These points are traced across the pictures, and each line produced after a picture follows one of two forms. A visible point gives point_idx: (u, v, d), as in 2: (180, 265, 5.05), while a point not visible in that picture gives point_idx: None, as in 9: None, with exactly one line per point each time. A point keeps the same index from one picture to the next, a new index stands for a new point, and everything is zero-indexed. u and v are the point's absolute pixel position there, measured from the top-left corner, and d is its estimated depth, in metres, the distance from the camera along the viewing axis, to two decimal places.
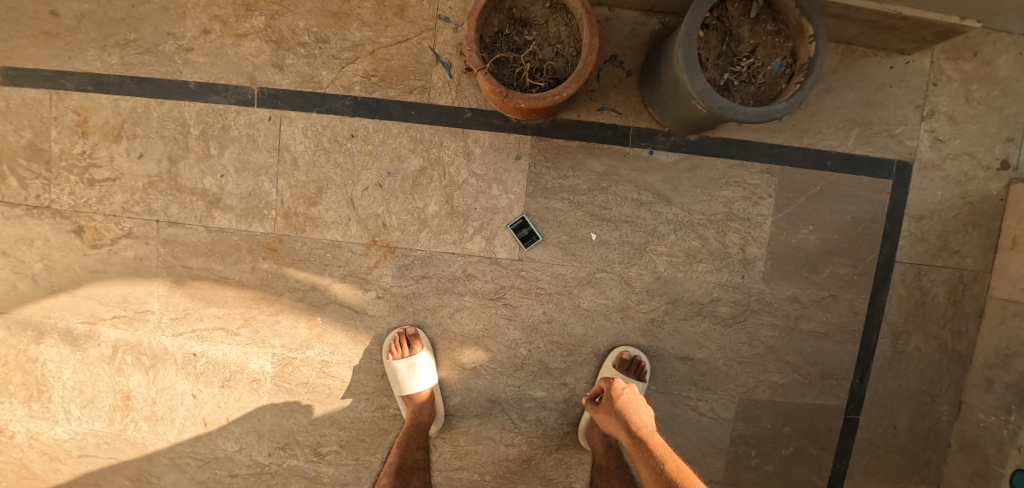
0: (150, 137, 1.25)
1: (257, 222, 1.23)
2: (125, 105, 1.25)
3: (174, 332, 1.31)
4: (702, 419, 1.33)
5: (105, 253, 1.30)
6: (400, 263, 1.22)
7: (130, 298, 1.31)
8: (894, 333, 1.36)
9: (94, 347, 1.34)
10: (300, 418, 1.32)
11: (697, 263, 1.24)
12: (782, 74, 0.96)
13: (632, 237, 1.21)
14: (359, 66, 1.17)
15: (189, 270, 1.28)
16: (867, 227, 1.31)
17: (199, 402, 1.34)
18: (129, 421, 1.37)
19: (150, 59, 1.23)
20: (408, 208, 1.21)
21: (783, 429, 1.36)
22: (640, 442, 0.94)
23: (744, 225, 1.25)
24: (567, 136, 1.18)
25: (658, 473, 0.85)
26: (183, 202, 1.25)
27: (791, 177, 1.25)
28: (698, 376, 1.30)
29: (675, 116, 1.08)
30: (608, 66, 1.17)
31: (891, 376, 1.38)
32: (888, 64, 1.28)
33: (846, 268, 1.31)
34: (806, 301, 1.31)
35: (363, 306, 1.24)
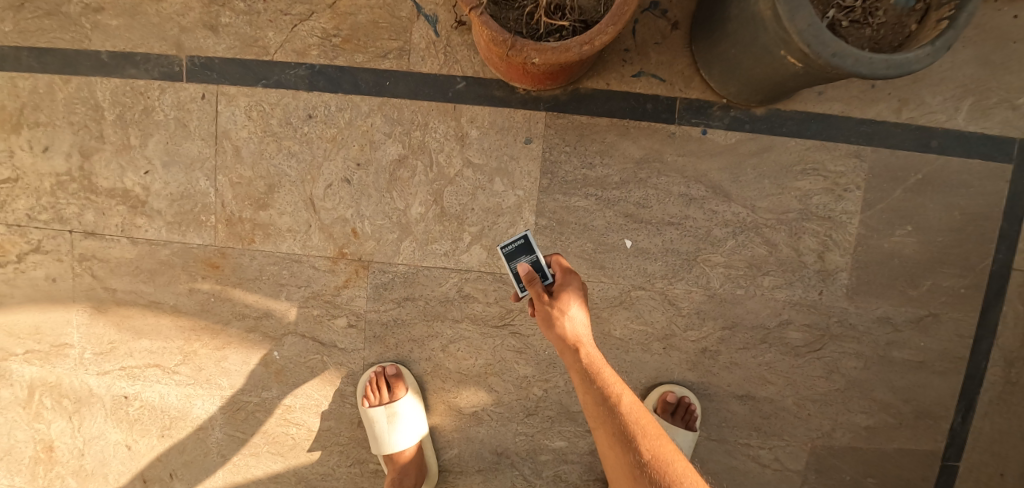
0: (58, 126, 0.98)
1: (194, 231, 0.96)
2: (23, 84, 0.97)
3: (101, 369, 1.05)
4: (766, 472, 1.05)
5: (11, 274, 1.04)
6: (377, 282, 0.95)
7: (47, 327, 1.05)
8: (1009, 361, 1.07)
9: (6, 389, 1.09)
10: (257, 476, 1.05)
11: (763, 275, 0.95)
12: (909, 12, 0.67)
13: (681, 243, 0.93)
14: (314, 23, 0.88)
15: (114, 293, 1.01)
16: (978, 225, 1.01)
17: (137, 454, 1.08)
18: (56, 476, 1.12)
19: (50, 24, 0.95)
20: (384, 210, 0.93)
21: (865, 479, 1.09)
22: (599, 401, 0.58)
23: (823, 225, 0.96)
24: (594, 113, 0.90)
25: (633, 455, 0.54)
26: (100, 207, 0.98)
27: (887, 161, 0.96)
28: (762, 418, 1.02)
29: (745, 77, 0.78)
30: (648, 16, 0.87)
31: (1003, 413, 1.09)
32: (1018, 10, 0.96)
33: (951, 279, 1.02)
34: (902, 322, 1.01)
35: (330, 337, 0.97)
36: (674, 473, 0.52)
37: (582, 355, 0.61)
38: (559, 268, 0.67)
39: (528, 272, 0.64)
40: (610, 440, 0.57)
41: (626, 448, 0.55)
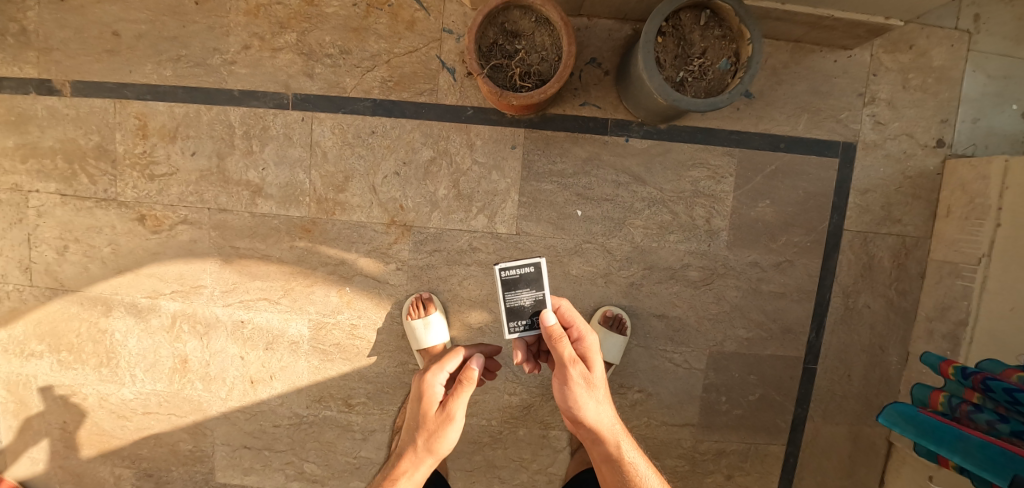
0: (200, 138, 1.46)
1: (295, 207, 1.46)
2: (179, 111, 1.46)
3: (223, 303, 1.52)
4: (678, 369, 1.54)
5: (165, 237, 1.51)
6: (416, 239, 1.47)
7: (186, 274, 1.52)
8: (846, 293, 1.55)
9: (155, 318, 1.55)
10: (333, 375, 1.54)
11: (669, 233, 1.46)
12: (728, 71, 1.16)
13: (612, 212, 1.44)
14: (378, 74, 1.41)
15: (236, 250, 1.49)
16: (818, 200, 1.49)
17: (246, 363, 1.55)
18: (186, 381, 1.58)
19: (199, 71, 1.44)
20: (421, 192, 1.45)
21: (750, 377, 1.56)
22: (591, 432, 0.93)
23: (709, 200, 1.45)
24: (556, 128, 1.41)
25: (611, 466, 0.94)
26: (230, 192, 1.47)
27: (750, 157, 1.45)
28: (673, 331, 1.51)
29: (644, 107, 1.29)
30: (588, 67, 1.38)
31: (846, 331, 1.57)
32: (834, 57, 1.46)
33: (802, 237, 1.50)
34: (767, 265, 1.50)
35: (385, 276, 1.48)
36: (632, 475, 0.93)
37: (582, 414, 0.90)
38: (585, 338, 0.92)
39: (569, 355, 0.87)
40: (604, 457, 0.94)
41: (607, 459, 0.94)
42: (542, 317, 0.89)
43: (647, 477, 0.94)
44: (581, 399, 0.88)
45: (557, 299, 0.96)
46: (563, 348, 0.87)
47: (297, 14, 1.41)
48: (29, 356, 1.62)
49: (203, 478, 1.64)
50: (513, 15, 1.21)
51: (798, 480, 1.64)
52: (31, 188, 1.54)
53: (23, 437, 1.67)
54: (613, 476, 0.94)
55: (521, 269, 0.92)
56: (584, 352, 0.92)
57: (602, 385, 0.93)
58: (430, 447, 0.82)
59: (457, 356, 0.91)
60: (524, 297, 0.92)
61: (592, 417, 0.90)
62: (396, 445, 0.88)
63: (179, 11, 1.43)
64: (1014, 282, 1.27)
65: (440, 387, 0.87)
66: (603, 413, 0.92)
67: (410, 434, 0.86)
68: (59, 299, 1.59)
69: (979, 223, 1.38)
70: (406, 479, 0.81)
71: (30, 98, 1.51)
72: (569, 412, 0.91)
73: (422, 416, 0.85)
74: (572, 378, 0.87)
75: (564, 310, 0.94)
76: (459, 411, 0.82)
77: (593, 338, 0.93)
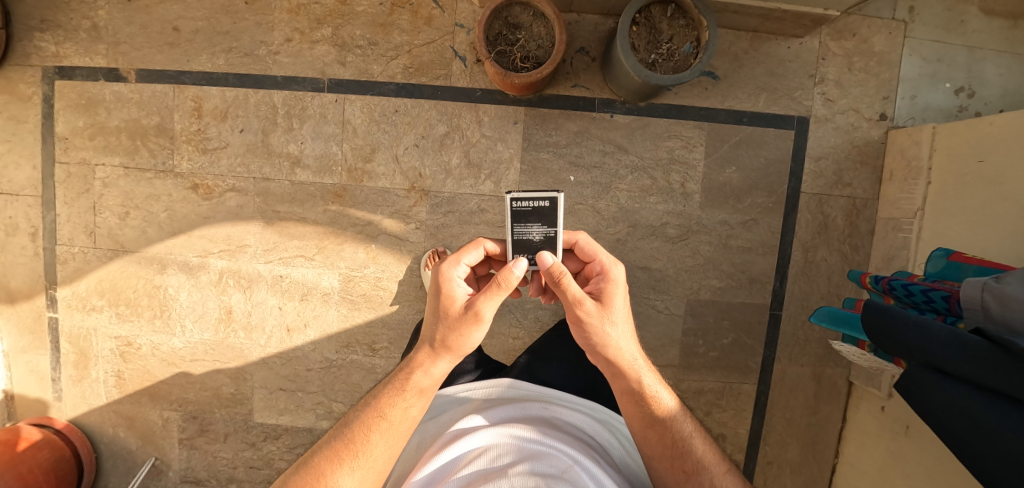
0: (248, 117, 1.71)
1: (328, 175, 1.71)
2: (229, 94, 1.71)
3: (265, 260, 1.76)
4: (660, 315, 1.78)
5: (215, 203, 1.76)
6: (433, 203, 1.71)
7: (233, 236, 1.76)
8: (805, 248, 1.78)
9: (205, 275, 1.79)
10: (360, 322, 1.78)
11: (649, 196, 1.71)
12: (691, 54, 1.42)
13: (600, 178, 1.70)
14: (400, 62, 1.67)
15: (277, 213, 1.74)
16: (777, 166, 1.74)
17: (284, 313, 1.78)
18: (230, 330, 1.81)
19: (248, 60, 1.70)
20: (437, 162, 1.70)
21: (723, 322, 1.81)
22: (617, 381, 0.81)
23: (683, 167, 1.71)
24: (551, 106, 1.67)
25: (645, 426, 0.79)
26: (273, 163, 1.72)
27: (717, 130, 1.71)
28: (655, 281, 1.76)
29: (625, 87, 1.54)
30: (579, 55, 1.64)
31: (806, 281, 1.79)
32: (788, 45, 1.71)
33: (764, 198, 1.75)
34: (734, 223, 1.75)
35: (406, 235, 1.73)
36: (673, 439, 0.78)
37: (603, 354, 0.79)
38: (608, 271, 0.83)
39: (577, 294, 0.75)
40: (635, 414, 0.80)
41: (639, 417, 0.80)
42: (541, 257, 0.78)
43: (664, 397, 0.81)
44: (592, 336, 0.78)
45: (576, 234, 0.88)
46: (570, 288, 0.75)
47: (332, 11, 1.67)
48: (90, 310, 1.85)
49: (242, 419, 1.85)
50: (515, 11, 1.48)
51: (769, 416, 1.86)
52: (97, 162, 1.78)
53: (81, 385, 1.88)
54: (644, 433, 0.80)
55: (534, 203, 0.85)
56: (601, 286, 0.81)
57: (625, 319, 0.82)
58: (455, 343, 0.76)
59: (477, 249, 0.85)
60: (533, 231, 0.86)
61: (610, 357, 0.79)
62: (413, 351, 0.81)
63: (232, 10, 1.69)
64: (940, 229, 1.50)
65: (461, 283, 0.79)
66: (622, 353, 0.79)
67: (429, 330, 0.79)
68: (119, 260, 1.82)
69: (914, 182, 1.62)
70: (425, 376, 0.76)
71: (99, 84, 1.75)
72: (588, 351, 0.81)
73: (444, 309, 0.77)
74: (581, 317, 0.77)
75: (583, 245, 0.86)
76: (488, 311, 0.74)
77: (618, 270, 0.83)
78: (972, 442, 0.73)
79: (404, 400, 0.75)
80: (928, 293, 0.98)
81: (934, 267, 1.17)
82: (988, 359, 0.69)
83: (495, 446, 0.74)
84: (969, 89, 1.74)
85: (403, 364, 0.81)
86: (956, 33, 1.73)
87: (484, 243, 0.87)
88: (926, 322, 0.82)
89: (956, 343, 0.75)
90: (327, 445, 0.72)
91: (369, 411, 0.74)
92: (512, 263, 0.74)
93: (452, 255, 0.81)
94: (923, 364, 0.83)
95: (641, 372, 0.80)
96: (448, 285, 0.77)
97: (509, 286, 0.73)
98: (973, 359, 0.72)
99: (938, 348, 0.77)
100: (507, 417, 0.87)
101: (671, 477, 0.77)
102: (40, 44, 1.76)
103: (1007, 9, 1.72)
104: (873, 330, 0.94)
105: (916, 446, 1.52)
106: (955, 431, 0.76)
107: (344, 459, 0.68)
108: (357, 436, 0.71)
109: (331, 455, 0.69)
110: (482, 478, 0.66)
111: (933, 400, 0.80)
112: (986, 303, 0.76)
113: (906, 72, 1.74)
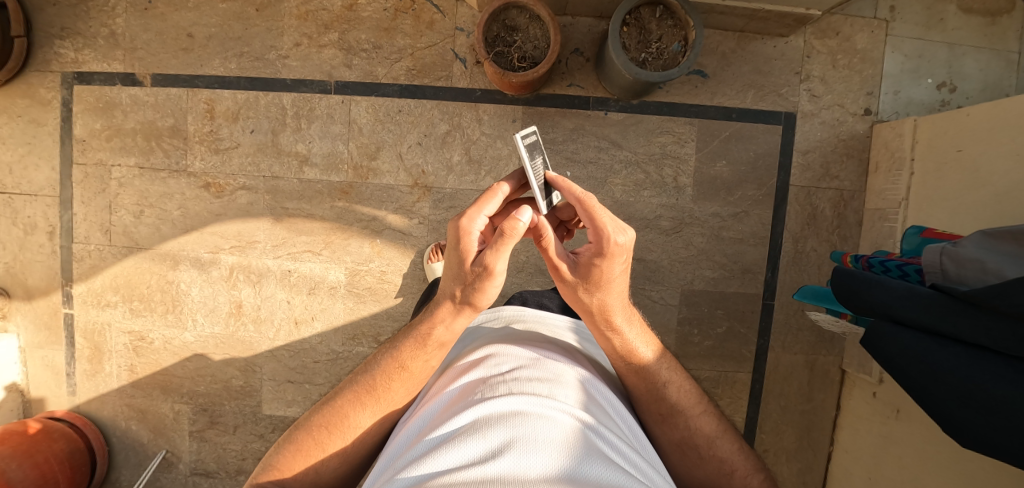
0: (258, 118, 1.80)
1: (335, 173, 1.79)
2: (241, 96, 1.80)
3: (274, 255, 1.83)
4: (655, 304, 1.85)
5: (226, 201, 1.83)
6: (435, 198, 1.78)
7: (243, 232, 1.83)
8: (795, 239, 1.84)
9: (216, 270, 1.86)
10: (365, 314, 1.84)
11: (643, 190, 1.79)
12: (680, 52, 1.51)
13: (596, 173, 1.78)
14: (403, 64, 1.75)
15: (286, 210, 1.81)
16: (766, 160, 1.81)
17: (292, 306, 1.85)
18: (240, 324, 1.87)
19: (258, 64, 1.79)
20: (439, 159, 1.77)
21: (717, 311, 1.87)
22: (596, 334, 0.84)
23: (675, 162, 1.79)
24: (548, 105, 1.75)
25: (628, 373, 0.85)
26: (282, 161, 1.80)
27: (707, 126, 1.79)
28: (649, 271, 1.84)
29: (618, 85, 1.62)
30: (573, 56, 1.73)
31: (797, 271, 1.85)
32: (774, 44, 1.78)
33: (754, 191, 1.82)
34: (725, 215, 1.82)
35: (409, 229, 1.79)
36: (654, 387, 0.83)
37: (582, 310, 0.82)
38: (599, 244, 0.72)
39: (554, 258, 0.77)
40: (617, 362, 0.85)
41: (622, 364, 0.84)
42: (522, 210, 0.71)
43: (642, 348, 0.85)
44: (569, 294, 0.82)
45: (583, 193, 0.77)
46: (547, 250, 0.76)
47: (338, 17, 1.75)
48: (105, 306, 1.91)
49: (251, 411, 1.91)
50: (512, 14, 1.56)
51: (764, 404, 1.91)
52: (114, 163, 1.86)
53: (95, 378, 1.94)
54: (626, 376, 0.85)
55: (528, 140, 0.99)
56: (585, 255, 0.75)
57: (615, 286, 0.78)
58: (474, 298, 0.76)
59: (496, 197, 0.78)
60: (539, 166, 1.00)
61: (590, 315, 0.82)
62: (432, 304, 0.82)
63: (243, 17, 1.78)
64: (923, 217, 1.56)
65: (480, 235, 0.73)
66: (602, 314, 0.81)
67: (448, 287, 0.78)
68: (133, 257, 1.89)
69: (898, 173, 1.69)
70: (446, 332, 0.80)
71: (116, 88, 1.84)
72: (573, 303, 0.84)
73: (460, 264, 0.74)
74: (561, 277, 0.79)
75: (585, 207, 0.76)
76: (500, 266, 0.71)
77: (618, 241, 0.72)
78: (922, 379, 0.89)
79: (424, 354, 0.80)
80: (903, 268, 1.07)
81: (909, 244, 1.24)
82: (946, 308, 0.85)
83: (495, 358, 0.77)
84: (950, 84, 1.81)
85: (422, 316, 0.84)
86: (936, 30, 1.80)
87: (501, 190, 0.80)
88: (887, 281, 0.97)
89: (914, 297, 0.91)
90: (350, 388, 0.82)
91: (388, 362, 0.81)
92: (518, 210, 0.69)
93: (474, 205, 0.75)
94: (881, 318, 0.98)
95: (618, 332, 0.82)
96: (465, 237, 0.71)
97: (517, 234, 0.68)
98: (932, 308, 0.88)
99: (900, 304, 0.93)
100: (503, 337, 0.88)
101: (647, 417, 0.85)
102: (60, 51, 1.84)
103: (984, 6, 1.79)
104: (841, 294, 1.08)
105: (906, 428, 1.56)
106: (907, 371, 0.93)
107: (369, 403, 0.79)
108: (378, 385, 0.80)
109: (355, 400, 0.80)
110: (482, 384, 0.69)
111: (889, 347, 0.95)
112: (943, 264, 0.90)
113: (889, 68, 1.81)
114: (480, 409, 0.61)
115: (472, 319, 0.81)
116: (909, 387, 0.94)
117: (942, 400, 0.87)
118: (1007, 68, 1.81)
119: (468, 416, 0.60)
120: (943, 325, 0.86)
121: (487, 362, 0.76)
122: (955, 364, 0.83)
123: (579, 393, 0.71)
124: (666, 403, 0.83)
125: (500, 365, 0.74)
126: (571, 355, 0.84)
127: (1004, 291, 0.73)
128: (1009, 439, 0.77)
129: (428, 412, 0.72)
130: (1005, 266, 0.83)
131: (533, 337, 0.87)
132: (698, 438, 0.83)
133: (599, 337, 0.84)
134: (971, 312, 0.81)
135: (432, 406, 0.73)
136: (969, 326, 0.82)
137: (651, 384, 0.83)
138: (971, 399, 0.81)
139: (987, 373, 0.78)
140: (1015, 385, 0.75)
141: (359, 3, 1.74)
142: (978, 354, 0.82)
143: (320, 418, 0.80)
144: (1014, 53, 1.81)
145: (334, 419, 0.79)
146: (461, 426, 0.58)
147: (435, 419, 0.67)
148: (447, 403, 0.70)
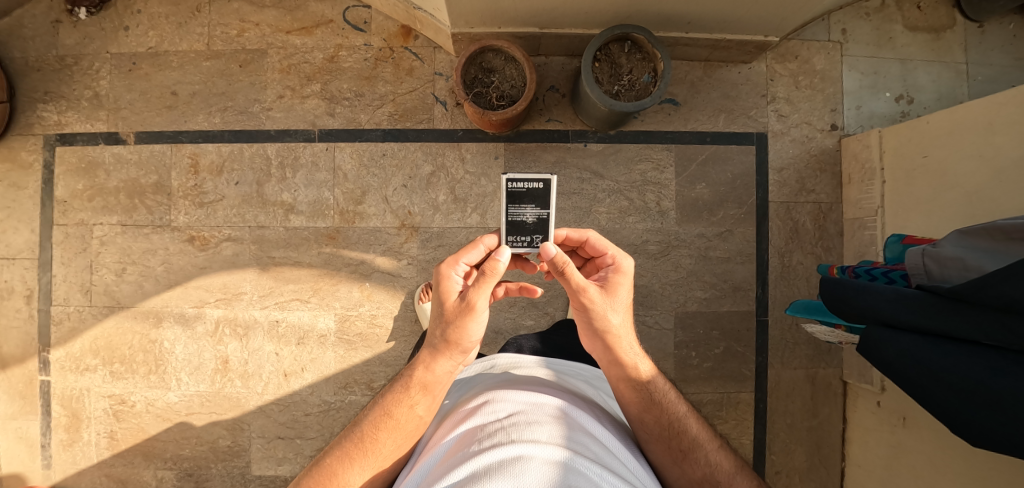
0: (243, 170, 1.81)
1: (321, 219, 1.79)
2: (225, 149, 1.82)
3: (262, 306, 1.80)
4: (651, 330, 1.84)
5: (211, 253, 1.81)
6: (423, 238, 1.78)
7: (229, 284, 1.81)
8: (781, 253, 1.87)
9: (201, 325, 1.82)
10: (357, 361, 1.79)
11: (628, 216, 1.82)
12: (650, 82, 1.58)
13: (580, 203, 1.82)
14: (385, 110, 1.80)
15: (272, 259, 1.80)
16: (743, 180, 1.87)
17: (281, 358, 1.80)
18: (227, 380, 1.81)
19: (243, 117, 1.82)
20: (425, 199, 1.79)
21: (713, 332, 1.86)
22: (615, 359, 0.84)
23: (657, 187, 1.84)
24: (529, 140, 1.80)
25: (648, 400, 0.83)
26: (267, 211, 1.80)
27: (684, 151, 1.85)
28: (642, 296, 1.84)
29: (595, 118, 1.68)
30: (549, 92, 1.80)
31: (787, 285, 1.87)
32: (739, 70, 1.87)
33: (735, 210, 1.86)
34: (710, 235, 1.85)
35: (399, 271, 1.79)
36: (670, 414, 0.83)
37: (607, 339, 0.83)
38: (617, 263, 0.89)
39: (581, 282, 0.80)
40: (634, 391, 0.83)
41: (640, 390, 0.83)
42: (545, 248, 0.82)
43: (651, 371, 0.87)
44: (586, 322, 0.84)
45: (586, 232, 0.94)
46: (574, 276, 0.80)
47: (320, 68, 1.81)
48: (83, 370, 1.84)
49: (240, 472, 1.81)
50: (488, 57, 1.63)
51: (770, 423, 1.87)
52: (96, 222, 1.84)
53: (72, 449, 1.84)
54: (644, 405, 0.83)
55: (529, 184, 0.93)
56: (607, 277, 0.87)
57: (624, 309, 0.87)
58: (454, 337, 0.81)
59: (477, 247, 0.91)
60: (528, 211, 0.94)
61: (612, 343, 0.83)
62: (415, 351, 0.87)
63: (227, 73, 1.82)
64: (900, 222, 1.60)
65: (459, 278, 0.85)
66: (622, 341, 0.83)
67: (431, 332, 0.84)
68: (114, 316, 1.84)
69: (870, 182, 1.74)
70: (429, 373, 0.83)
71: (99, 147, 1.85)
72: (597, 335, 0.84)
73: (441, 306, 0.83)
74: (585, 305, 0.82)
75: (593, 242, 0.93)
76: (482, 302, 0.79)
77: (628, 262, 0.89)
78: (923, 381, 0.88)
79: (409, 399, 0.82)
80: (888, 274, 1.12)
81: (891, 252, 1.28)
82: (935, 306, 0.86)
83: (492, 400, 0.76)
84: (908, 96, 1.91)
85: (408, 366, 0.88)
86: (887, 48, 1.92)
87: (482, 241, 0.92)
88: (873, 286, 0.97)
89: (901, 298, 0.92)
90: (338, 445, 0.80)
91: (376, 413, 0.82)
92: (498, 252, 0.79)
93: (455, 253, 0.88)
94: (872, 324, 0.97)
95: (637, 361, 0.85)
96: (445, 283, 0.83)
97: (497, 274, 0.77)
98: (920, 307, 0.88)
99: (889, 306, 0.93)
100: (501, 379, 0.89)
101: (668, 456, 0.81)
102: (43, 114, 1.86)
103: (927, 24, 1.92)
104: (830, 303, 1.09)
105: (915, 435, 1.54)
106: (908, 376, 0.91)
107: (356, 458, 0.77)
108: (366, 436, 0.79)
109: (343, 456, 0.78)
110: (479, 429, 0.68)
111: (885, 352, 0.94)
112: (926, 265, 0.94)
113: (848, 85, 1.91)
114: (481, 458, 0.58)
115: (455, 362, 0.84)
116: (912, 393, 0.93)
117: (945, 400, 0.85)
118: (958, 78, 1.92)
119: (467, 466, 0.58)
120: (936, 324, 0.85)
121: (485, 408, 0.74)
122: (950, 364, 0.82)
123: (580, 436, 0.69)
124: (687, 433, 0.82)
125: (498, 411, 0.72)
126: (568, 395, 0.83)
127: (984, 284, 0.74)
128: (1015, 433, 0.75)
129: (427, 466, 0.69)
130: (985, 261, 0.85)
131: (530, 382, 0.86)
132: (719, 476, 0.79)
133: (620, 361, 0.83)
134: (958, 309, 0.82)
135: (430, 459, 0.70)
136: (960, 321, 0.81)
137: (669, 413, 0.83)
138: (973, 397, 0.79)
139: (983, 369, 0.78)
140: (1011, 378, 0.74)
141: (340, 55, 1.81)
142: (976, 351, 0.80)
143: (308, 481, 0.76)
144: (961, 64, 1.92)
145: (322, 480, 0.75)
146: (463, 477, 0.56)
147: (435, 471, 0.64)
148: (445, 455, 0.68)
